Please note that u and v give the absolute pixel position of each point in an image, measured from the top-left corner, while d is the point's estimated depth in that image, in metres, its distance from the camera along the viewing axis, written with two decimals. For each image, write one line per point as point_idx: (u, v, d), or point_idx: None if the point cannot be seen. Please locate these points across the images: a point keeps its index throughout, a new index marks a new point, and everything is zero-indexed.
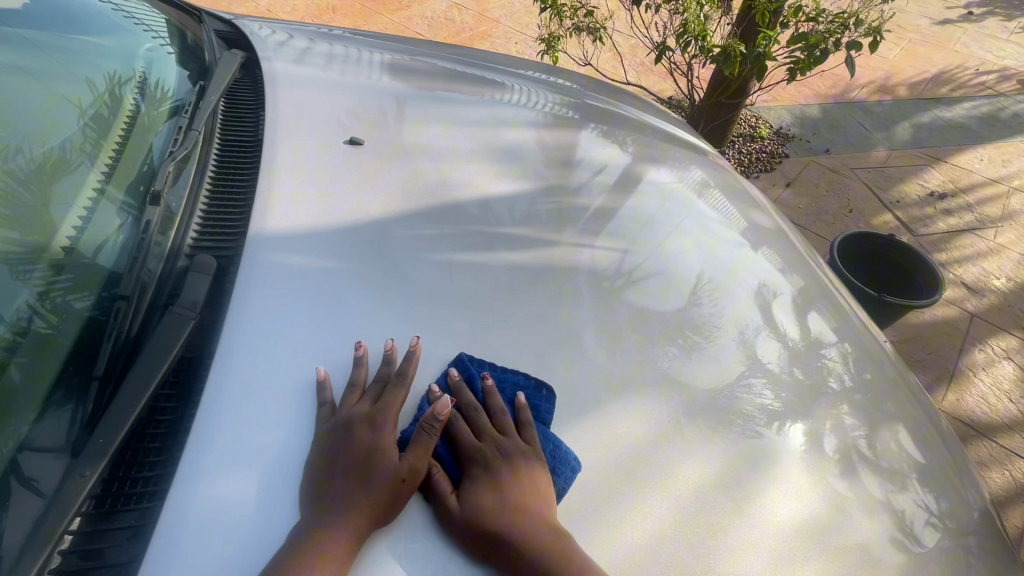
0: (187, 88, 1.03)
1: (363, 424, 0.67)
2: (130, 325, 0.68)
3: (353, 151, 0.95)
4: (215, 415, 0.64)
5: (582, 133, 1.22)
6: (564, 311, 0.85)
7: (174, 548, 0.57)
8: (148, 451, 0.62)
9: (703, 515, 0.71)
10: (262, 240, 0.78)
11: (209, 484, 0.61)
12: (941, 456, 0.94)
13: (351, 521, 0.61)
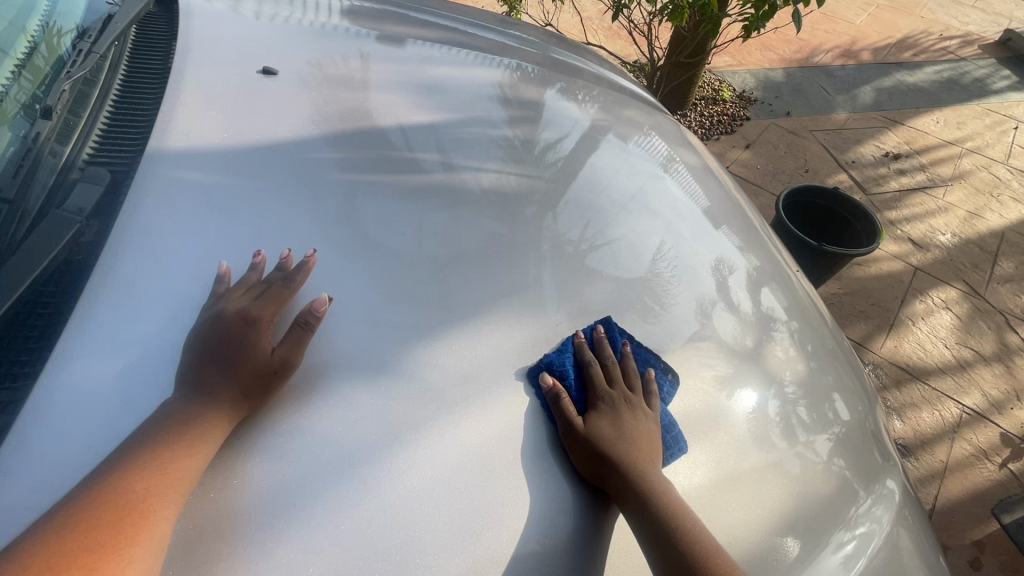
0: (97, 14, 1.01)
1: (240, 317, 0.68)
2: (17, 226, 0.68)
3: (264, 79, 0.97)
4: (92, 303, 0.65)
5: (549, 94, 1.20)
6: (484, 251, 0.83)
7: (36, 420, 0.58)
8: (27, 338, 0.62)
9: (597, 463, 0.70)
10: (158, 155, 0.79)
11: (79, 364, 0.61)
12: (867, 428, 0.93)
13: (220, 416, 0.61)
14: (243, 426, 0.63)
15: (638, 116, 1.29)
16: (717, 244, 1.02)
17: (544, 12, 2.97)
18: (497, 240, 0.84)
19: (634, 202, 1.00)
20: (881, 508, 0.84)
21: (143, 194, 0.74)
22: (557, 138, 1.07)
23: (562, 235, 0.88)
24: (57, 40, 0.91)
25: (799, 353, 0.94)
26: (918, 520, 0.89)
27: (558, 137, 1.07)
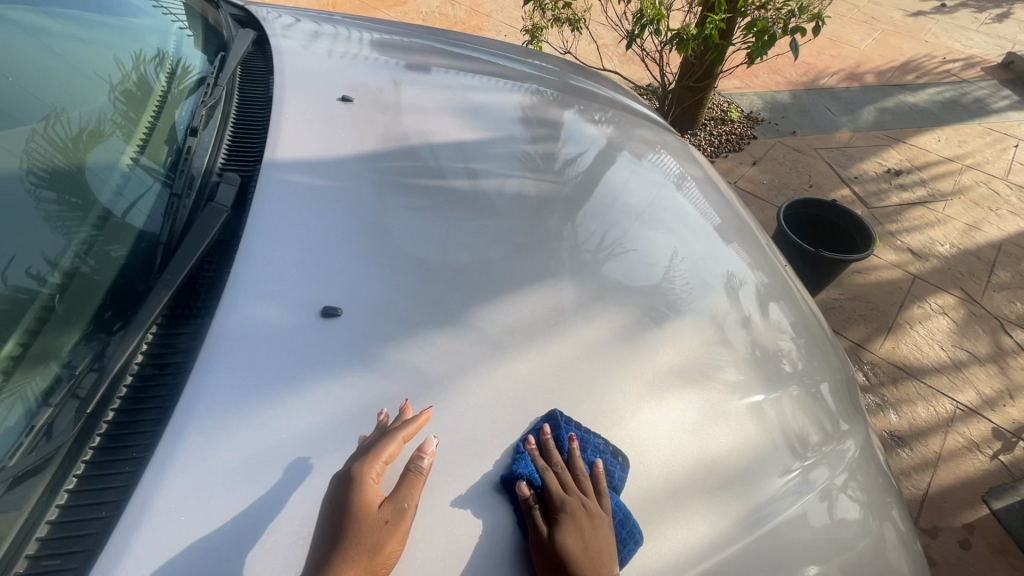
0: (201, 55, 1.25)
1: (355, 281, 0.86)
2: (184, 212, 0.90)
3: (345, 105, 1.20)
4: (242, 268, 0.83)
5: (568, 113, 1.43)
6: (532, 234, 1.02)
7: (213, 348, 0.75)
8: (201, 289, 0.82)
9: (632, 404, 0.85)
10: (275, 164, 1.01)
11: (239, 309, 0.79)
12: (847, 400, 1.11)
13: (347, 349, 0.79)
14: (363, 357, 0.79)
15: (647, 134, 1.51)
16: (730, 262, 1.18)
17: (563, 41, 3.24)
18: (535, 229, 1.04)
19: (647, 207, 1.21)
20: (847, 452, 1.01)
21: (265, 190, 0.95)
22: (577, 153, 1.27)
23: (581, 226, 1.07)
24: (173, 78, 1.14)
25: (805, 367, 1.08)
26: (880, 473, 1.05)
27: (578, 152, 1.28)
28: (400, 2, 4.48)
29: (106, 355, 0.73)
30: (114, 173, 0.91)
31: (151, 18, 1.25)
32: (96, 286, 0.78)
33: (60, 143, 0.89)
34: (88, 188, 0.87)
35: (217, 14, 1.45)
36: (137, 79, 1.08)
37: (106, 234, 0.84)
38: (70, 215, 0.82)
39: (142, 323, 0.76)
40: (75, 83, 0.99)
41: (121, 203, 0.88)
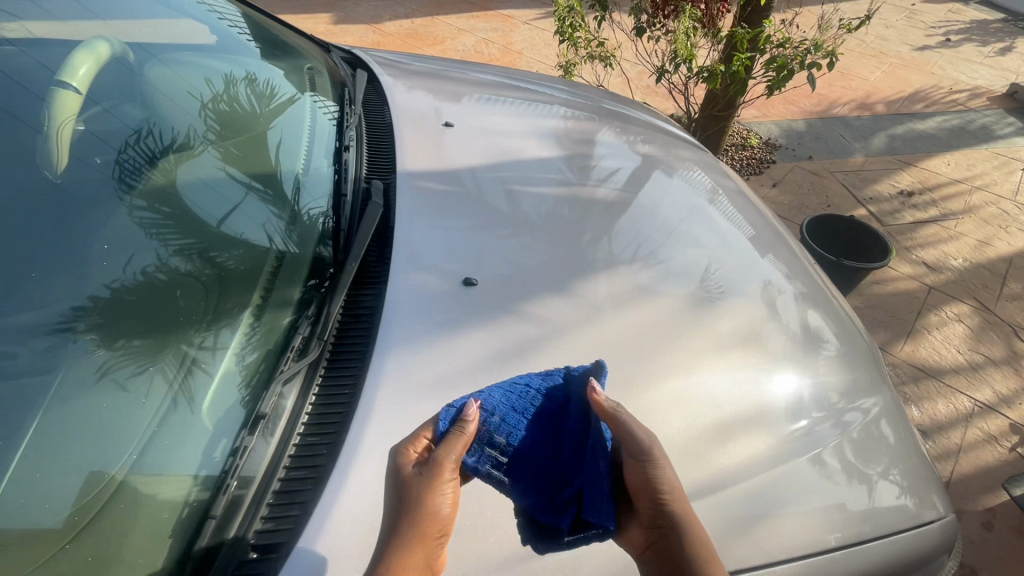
0: (283, 81, 1.54)
1: (486, 260, 1.14)
2: (354, 210, 1.18)
3: (449, 130, 1.51)
4: (403, 247, 1.11)
5: (604, 136, 1.73)
6: (608, 232, 1.31)
7: (394, 301, 1.01)
8: (376, 262, 1.09)
9: (700, 356, 1.10)
10: (408, 175, 1.30)
11: (407, 275, 1.06)
12: (871, 375, 1.35)
13: (487, 306, 1.05)
14: (500, 312, 1.05)
15: (682, 153, 1.83)
16: (767, 274, 1.42)
17: (595, 76, 3.57)
18: (590, 235, 1.28)
19: (680, 218, 1.45)
20: (863, 415, 1.22)
21: (406, 193, 1.24)
22: (611, 170, 1.55)
23: (618, 231, 1.32)
24: (250, 101, 1.42)
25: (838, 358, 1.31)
26: (906, 452, 1.25)
27: (611, 168, 1.56)
28: (439, 42, 4.90)
29: (322, 310, 1.00)
30: (202, 188, 1.14)
31: (246, 60, 1.57)
32: (196, 276, 0.98)
33: (150, 169, 1.12)
34: (183, 193, 1.11)
35: (323, 56, 1.79)
36: (225, 106, 1.38)
37: (206, 218, 1.08)
38: (163, 220, 1.03)
39: (344, 284, 1.03)
40: (179, 113, 1.30)
41: (214, 196, 1.14)
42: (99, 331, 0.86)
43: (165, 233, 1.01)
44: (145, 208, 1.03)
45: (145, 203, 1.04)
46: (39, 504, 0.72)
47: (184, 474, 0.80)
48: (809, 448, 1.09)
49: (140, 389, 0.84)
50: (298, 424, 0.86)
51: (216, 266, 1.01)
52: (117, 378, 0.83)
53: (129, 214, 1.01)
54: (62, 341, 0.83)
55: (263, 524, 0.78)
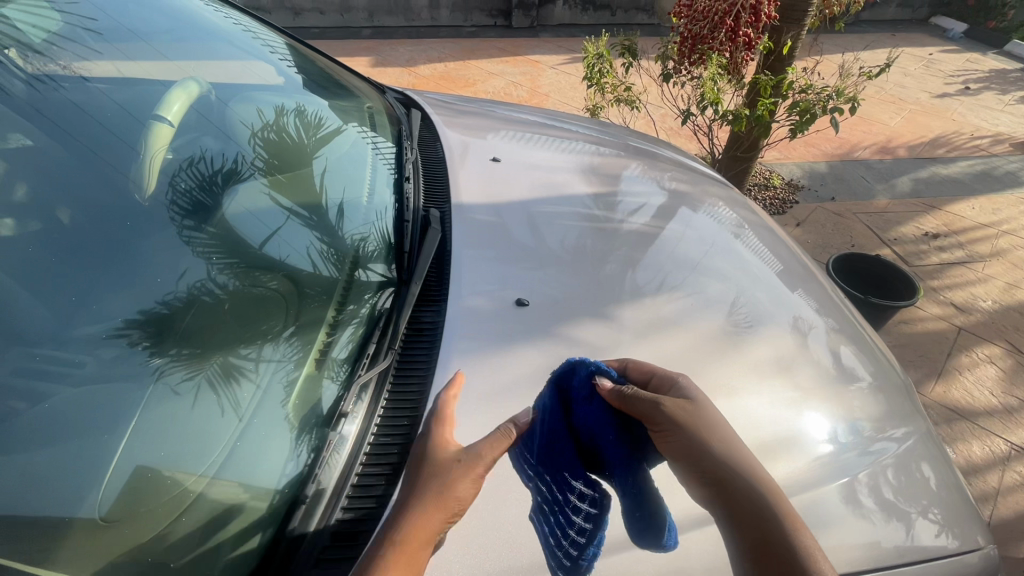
0: (331, 117, 1.67)
1: (534, 287, 1.23)
2: (417, 235, 1.29)
3: (496, 163, 1.64)
4: (459, 272, 1.22)
5: (629, 172, 1.82)
6: (648, 263, 1.40)
7: (452, 320, 1.11)
8: (434, 286, 1.20)
9: (735, 383, 1.17)
10: (459, 206, 1.42)
11: (463, 298, 1.16)
12: (909, 415, 1.38)
13: (536, 328, 1.14)
14: (551, 334, 1.14)
15: (709, 190, 1.91)
16: (803, 311, 1.48)
17: (622, 118, 3.73)
18: (614, 266, 1.35)
19: (702, 253, 1.51)
20: (894, 446, 1.25)
21: (459, 222, 1.35)
22: (637, 205, 1.64)
23: (642, 265, 1.38)
24: (296, 134, 1.54)
25: (874, 392, 1.36)
26: (949, 494, 1.25)
27: (639, 203, 1.65)
28: (470, 84, 5.17)
29: (393, 325, 1.11)
30: (247, 215, 1.22)
31: (297, 97, 1.72)
32: (242, 293, 1.05)
33: (200, 193, 1.22)
34: (236, 215, 1.20)
35: (377, 95, 1.96)
36: (276, 139, 1.50)
37: (259, 239, 1.17)
38: (210, 241, 1.11)
39: (409, 305, 1.14)
40: (236, 144, 1.43)
41: (267, 218, 1.23)
42: (150, 342, 0.93)
43: (212, 252, 1.09)
44: (193, 229, 1.12)
45: (195, 224, 1.13)
46: (142, 501, 0.82)
47: (268, 471, 0.90)
48: (840, 475, 1.13)
49: (192, 395, 0.91)
50: (370, 433, 0.97)
51: (261, 285, 1.09)
52: (169, 382, 0.90)
53: (178, 233, 1.09)
54: (126, 350, 0.90)
55: (344, 513, 0.89)
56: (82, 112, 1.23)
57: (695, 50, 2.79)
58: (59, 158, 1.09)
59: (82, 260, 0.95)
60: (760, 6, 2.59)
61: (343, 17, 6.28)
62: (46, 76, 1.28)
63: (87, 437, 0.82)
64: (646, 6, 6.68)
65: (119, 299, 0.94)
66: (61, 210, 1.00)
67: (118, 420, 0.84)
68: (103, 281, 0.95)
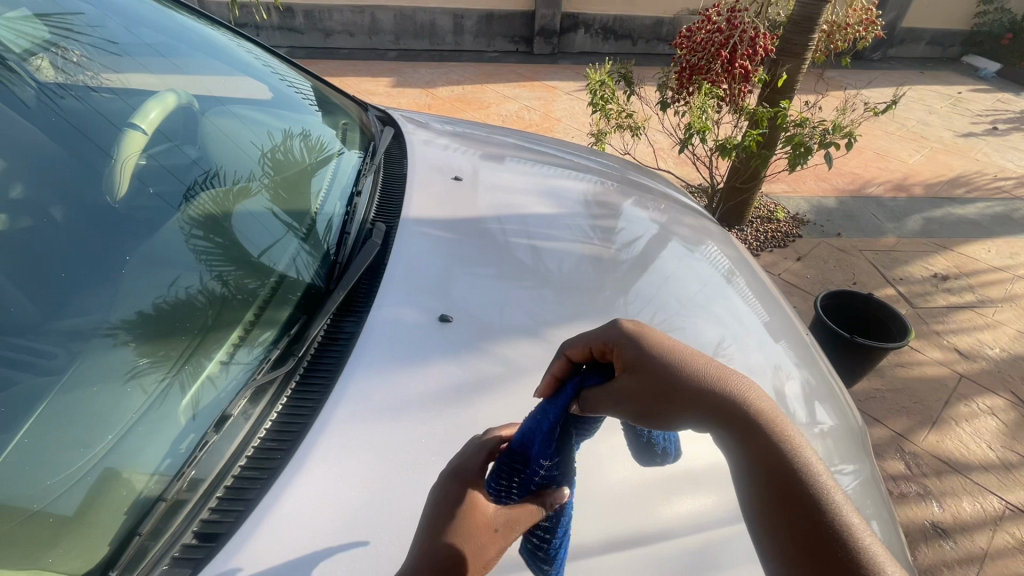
0: (331, 135, 1.75)
1: (466, 304, 1.24)
2: (349, 249, 1.32)
3: (460, 183, 1.70)
4: (387, 284, 1.24)
5: (630, 206, 1.85)
6: (600, 289, 1.41)
7: (368, 330, 1.13)
8: (359, 295, 1.22)
9: None
10: (406, 220, 1.46)
11: (385, 309, 1.18)
12: (861, 466, 1.33)
13: (456, 344, 1.15)
14: (480, 351, 1.15)
15: (695, 225, 1.91)
16: (776, 357, 1.47)
17: (624, 146, 3.74)
18: (608, 293, 1.40)
19: (699, 292, 1.54)
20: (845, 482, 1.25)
21: (404, 235, 1.39)
22: (633, 239, 1.66)
23: (634, 293, 1.43)
24: (296, 149, 1.63)
25: (824, 435, 1.33)
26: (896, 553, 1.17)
27: (634, 236, 1.67)
28: (484, 107, 5.29)
29: (303, 331, 1.11)
30: (250, 221, 1.31)
31: (300, 114, 1.81)
32: (224, 296, 1.11)
33: (207, 203, 1.31)
34: (233, 223, 1.28)
35: (365, 114, 2.04)
36: (281, 153, 1.59)
37: (259, 246, 1.25)
38: (213, 249, 1.19)
39: (325, 310, 1.16)
40: (243, 159, 1.52)
41: (262, 226, 1.31)
42: (133, 339, 1.00)
43: (212, 259, 1.17)
44: (201, 238, 1.20)
45: (201, 232, 1.22)
46: (29, 486, 0.81)
47: (147, 466, 0.87)
48: None
49: (138, 391, 0.94)
50: (261, 429, 0.95)
51: (245, 288, 1.14)
52: (143, 383, 0.95)
53: (186, 242, 1.18)
54: (96, 346, 0.97)
55: (211, 514, 0.85)
56: (87, 116, 1.35)
57: (692, 81, 2.80)
58: (59, 164, 1.18)
59: (62, 261, 1.03)
60: (757, 39, 2.62)
61: (370, 39, 6.54)
62: (58, 84, 1.38)
63: (15, 425, 0.85)
64: (666, 37, 6.75)
65: (98, 297, 1.02)
66: (56, 210, 1.10)
67: (26, 405, 0.88)
68: (81, 281, 1.02)
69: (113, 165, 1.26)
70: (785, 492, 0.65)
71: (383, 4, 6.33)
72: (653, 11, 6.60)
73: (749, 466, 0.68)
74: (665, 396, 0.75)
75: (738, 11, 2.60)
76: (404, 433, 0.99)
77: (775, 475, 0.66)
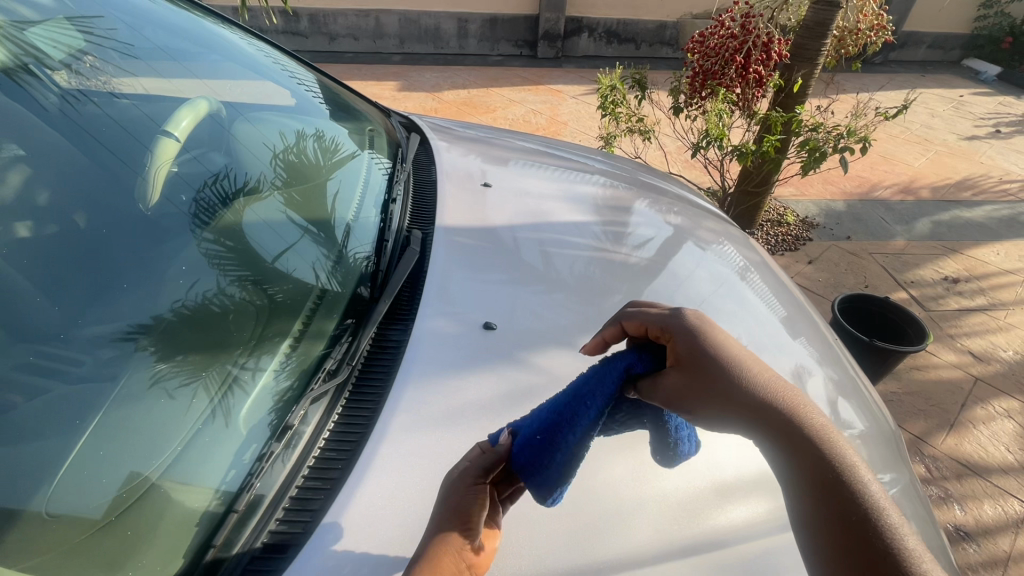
0: (349, 141, 1.76)
1: (505, 314, 1.26)
2: (387, 260, 1.35)
3: (485, 189, 1.72)
4: (427, 294, 1.27)
5: (641, 206, 1.86)
6: (623, 291, 1.43)
7: (414, 342, 1.16)
8: (404, 306, 1.25)
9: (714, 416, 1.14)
10: (439, 229, 1.49)
11: (429, 320, 1.21)
12: (896, 471, 1.35)
13: (495, 353, 1.17)
14: (518, 360, 1.17)
15: (710, 226, 1.92)
16: (805, 360, 1.48)
17: (634, 149, 3.76)
18: (620, 297, 1.40)
19: (711, 291, 1.54)
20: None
21: (437, 243, 1.42)
22: (645, 239, 1.67)
23: (650, 293, 1.44)
24: (307, 151, 1.65)
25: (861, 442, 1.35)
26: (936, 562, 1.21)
27: (648, 237, 1.68)
28: (491, 111, 5.30)
29: (354, 340, 1.16)
30: (262, 227, 1.32)
31: (318, 118, 1.82)
32: (243, 303, 1.14)
33: (221, 207, 1.32)
34: (247, 229, 1.29)
35: (387, 120, 2.07)
36: (296, 157, 1.61)
37: (276, 253, 1.28)
38: (225, 253, 1.21)
39: (376, 325, 1.20)
40: (260, 163, 1.54)
41: (281, 232, 1.33)
42: (157, 349, 1.01)
43: (226, 264, 1.19)
44: (212, 242, 1.21)
45: (212, 237, 1.23)
46: (85, 495, 0.85)
47: (207, 482, 0.91)
48: None
49: (183, 399, 0.97)
50: (319, 441, 1.00)
51: (267, 296, 1.18)
52: (165, 387, 0.97)
53: (198, 246, 1.19)
54: (125, 352, 0.98)
55: (279, 525, 0.90)
56: (107, 122, 1.32)
57: (706, 86, 2.80)
58: (82, 170, 1.17)
59: (89, 265, 1.03)
60: (771, 44, 2.63)
61: (374, 43, 6.55)
62: (78, 90, 1.35)
63: (56, 434, 0.87)
64: (669, 41, 6.79)
65: (125, 302, 1.02)
66: (79, 217, 1.09)
67: (79, 421, 0.89)
68: (108, 289, 1.02)
69: (140, 171, 1.26)
70: (834, 496, 0.74)
71: (387, 8, 6.35)
72: (657, 15, 6.63)
73: (797, 470, 0.77)
74: (716, 396, 0.82)
75: (753, 16, 2.60)
76: (454, 444, 1.01)
77: (822, 479, 0.75)
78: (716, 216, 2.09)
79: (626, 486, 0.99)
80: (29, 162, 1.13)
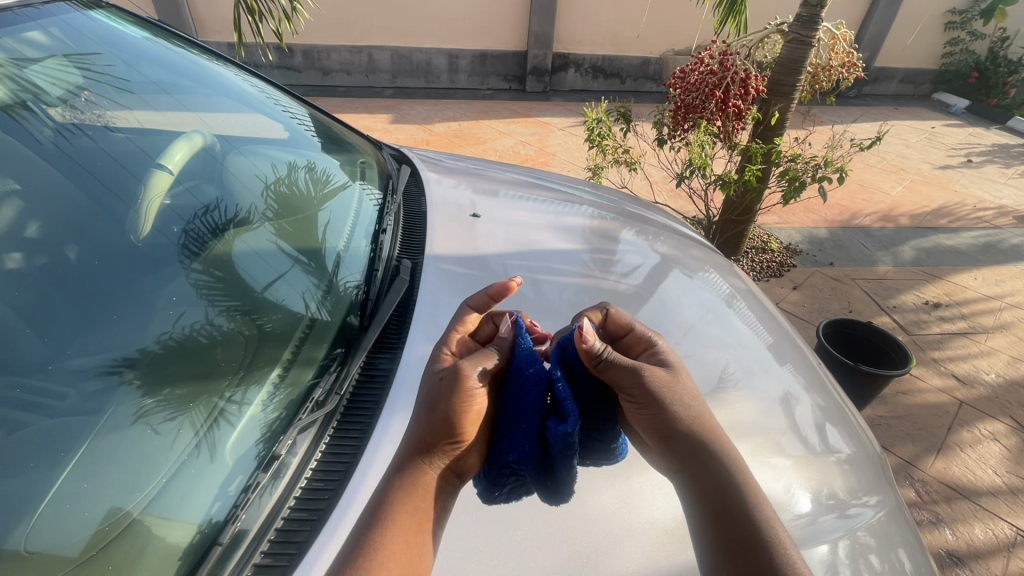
0: (341, 172, 1.80)
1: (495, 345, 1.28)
2: (376, 289, 1.38)
3: (473, 219, 1.76)
4: (417, 321, 1.30)
5: (626, 235, 1.91)
6: None
7: (405, 370, 1.18)
8: (392, 333, 1.28)
9: None
10: (429, 258, 1.52)
11: (419, 347, 1.23)
12: (882, 495, 1.37)
13: None
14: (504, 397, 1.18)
15: (695, 253, 1.96)
16: (790, 384, 1.50)
17: (620, 179, 3.84)
18: None
19: (698, 318, 1.57)
20: (870, 513, 1.29)
21: (427, 272, 1.45)
22: (633, 266, 1.71)
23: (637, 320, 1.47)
24: (297, 182, 1.68)
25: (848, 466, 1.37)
26: None
27: (634, 264, 1.72)
28: (480, 142, 5.42)
29: (341, 369, 1.17)
30: (252, 257, 1.34)
31: (310, 150, 1.87)
32: (234, 334, 1.15)
33: (211, 237, 1.34)
34: (237, 259, 1.31)
35: (380, 153, 2.14)
36: (289, 190, 1.64)
37: (268, 283, 1.29)
38: (214, 283, 1.22)
39: (367, 352, 1.22)
40: (252, 194, 1.57)
41: (269, 262, 1.35)
42: (141, 381, 1.01)
43: (215, 295, 1.20)
44: (201, 272, 1.23)
45: (202, 267, 1.24)
46: (65, 531, 0.83)
47: (191, 515, 0.91)
48: (810, 548, 1.13)
49: (169, 434, 0.97)
50: (307, 470, 1.00)
51: (257, 326, 1.19)
52: (151, 423, 0.97)
53: (188, 277, 1.20)
54: (112, 385, 0.98)
55: (263, 558, 0.89)
56: (100, 156, 1.34)
57: (687, 119, 2.88)
58: (74, 202, 1.19)
59: (78, 297, 1.04)
60: (748, 80, 2.72)
61: (367, 77, 6.71)
62: (73, 124, 1.38)
63: (40, 466, 0.86)
64: (654, 75, 7.03)
65: (114, 334, 1.03)
66: (70, 250, 1.10)
67: (60, 456, 0.88)
68: (96, 321, 1.03)
69: (132, 203, 1.28)
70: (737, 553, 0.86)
71: (380, 44, 6.53)
72: (640, 52, 6.88)
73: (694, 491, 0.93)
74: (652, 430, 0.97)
75: (729, 54, 2.71)
76: None
77: (728, 537, 0.88)
78: (703, 245, 2.14)
79: (615, 515, 1.01)
80: (23, 196, 1.16)
